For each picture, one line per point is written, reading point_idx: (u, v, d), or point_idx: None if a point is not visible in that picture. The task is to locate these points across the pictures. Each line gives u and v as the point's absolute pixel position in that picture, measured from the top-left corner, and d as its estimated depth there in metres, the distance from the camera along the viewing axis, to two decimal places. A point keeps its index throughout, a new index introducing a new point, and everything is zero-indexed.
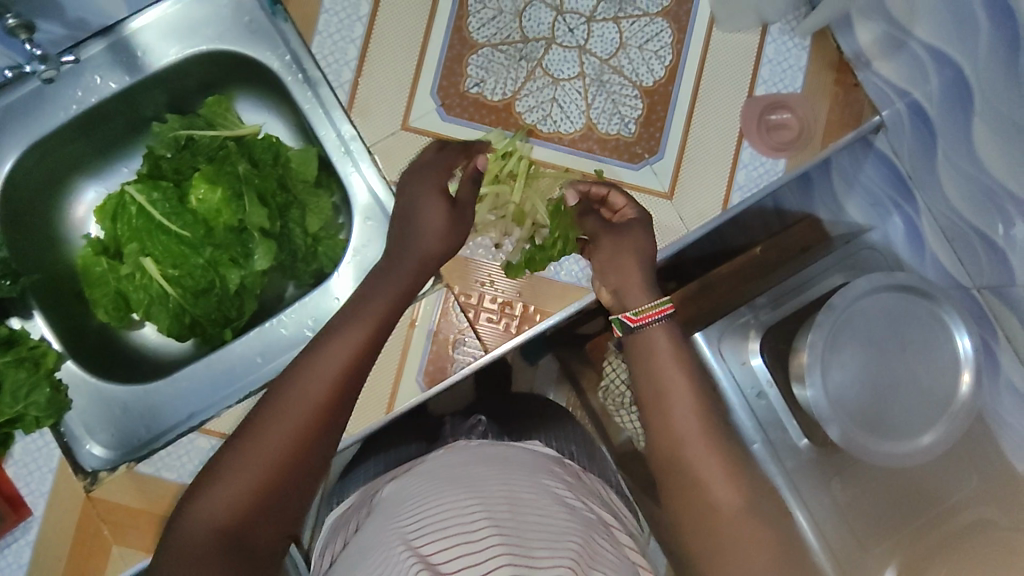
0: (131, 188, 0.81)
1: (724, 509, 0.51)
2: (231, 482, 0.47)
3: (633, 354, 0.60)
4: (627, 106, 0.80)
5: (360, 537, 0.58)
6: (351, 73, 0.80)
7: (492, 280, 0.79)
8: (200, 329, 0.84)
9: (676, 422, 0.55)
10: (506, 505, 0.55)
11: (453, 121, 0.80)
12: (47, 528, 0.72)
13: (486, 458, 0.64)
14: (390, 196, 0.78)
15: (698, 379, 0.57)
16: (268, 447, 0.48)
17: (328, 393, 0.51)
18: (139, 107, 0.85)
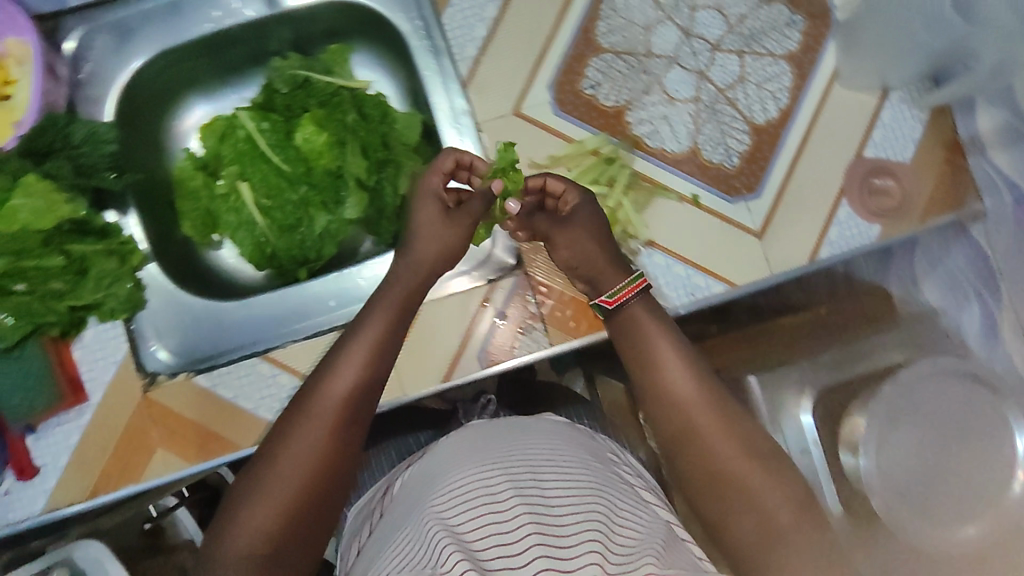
0: (243, 114, 0.84)
1: (759, 498, 0.57)
2: (266, 495, 0.56)
3: (643, 375, 0.66)
4: (734, 139, 0.80)
5: (392, 520, 0.65)
6: (474, 51, 0.80)
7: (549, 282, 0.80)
8: (278, 262, 0.87)
9: (700, 429, 0.61)
10: (529, 478, 0.62)
11: (563, 116, 0.79)
12: (100, 417, 0.75)
13: (508, 428, 0.69)
14: None
15: (713, 388, 0.63)
16: (293, 463, 0.57)
17: (338, 409, 0.60)
18: (265, 40, 0.88)
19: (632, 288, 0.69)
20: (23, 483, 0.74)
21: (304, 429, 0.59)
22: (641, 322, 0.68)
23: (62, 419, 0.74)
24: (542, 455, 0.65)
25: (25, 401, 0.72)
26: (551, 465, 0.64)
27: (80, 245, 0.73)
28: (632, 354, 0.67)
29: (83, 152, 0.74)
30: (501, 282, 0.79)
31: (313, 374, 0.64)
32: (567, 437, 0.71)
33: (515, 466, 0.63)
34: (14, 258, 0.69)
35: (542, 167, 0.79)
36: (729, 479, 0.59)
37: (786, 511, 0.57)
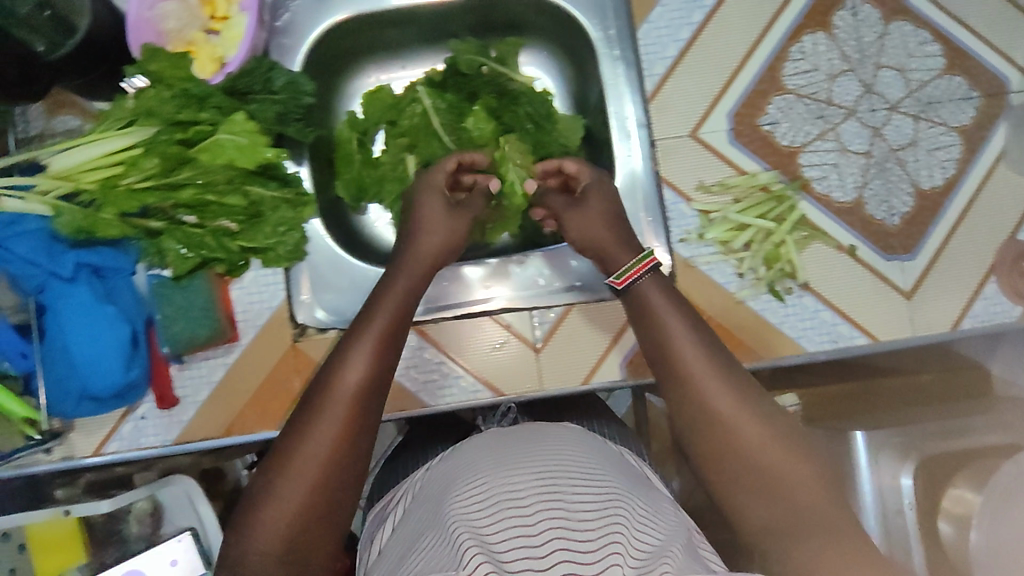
0: (421, 88, 0.88)
1: (796, 487, 0.56)
2: (275, 502, 0.57)
3: (665, 365, 0.65)
4: (898, 200, 0.82)
5: (416, 521, 0.67)
6: (662, 69, 0.81)
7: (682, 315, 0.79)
8: None
9: (729, 420, 0.60)
10: (551, 482, 0.62)
11: (738, 147, 0.80)
12: (245, 357, 0.76)
13: (524, 438, 0.70)
14: (655, 190, 0.80)
15: (734, 377, 0.62)
16: (302, 463, 0.58)
17: (349, 404, 0.61)
18: (449, 22, 0.91)
19: (640, 267, 0.71)
20: (160, 410, 0.75)
21: (315, 428, 0.60)
22: (653, 305, 0.69)
23: (210, 354, 0.75)
24: (563, 464, 0.64)
25: (184, 329, 0.73)
26: (578, 475, 0.64)
27: (262, 190, 0.73)
28: (659, 355, 0.66)
29: (278, 98, 0.74)
30: None
31: (321, 367, 0.65)
32: (587, 447, 0.72)
33: (542, 472, 0.63)
34: (202, 188, 0.71)
35: (711, 193, 0.79)
36: (755, 467, 0.57)
37: (815, 497, 0.56)
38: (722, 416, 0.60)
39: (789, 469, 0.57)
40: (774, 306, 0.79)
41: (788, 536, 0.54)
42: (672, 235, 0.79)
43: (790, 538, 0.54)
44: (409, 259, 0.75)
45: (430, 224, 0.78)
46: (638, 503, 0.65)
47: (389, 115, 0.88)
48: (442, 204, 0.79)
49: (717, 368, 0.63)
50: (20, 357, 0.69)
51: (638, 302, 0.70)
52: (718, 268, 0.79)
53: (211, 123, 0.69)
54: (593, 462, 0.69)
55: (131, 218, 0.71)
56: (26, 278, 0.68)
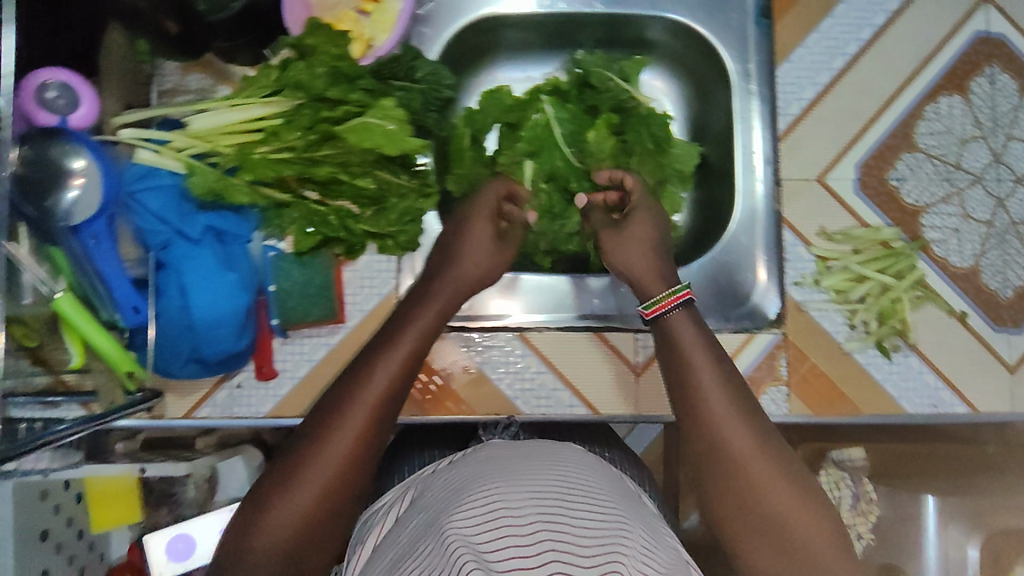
0: (545, 97, 0.87)
1: (801, 532, 0.56)
2: (281, 501, 0.55)
3: (682, 399, 0.62)
4: (1015, 273, 0.81)
5: (415, 528, 0.64)
6: (798, 110, 0.81)
7: (784, 362, 0.77)
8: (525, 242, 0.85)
9: (744, 462, 0.57)
10: (556, 500, 0.58)
11: (863, 199, 0.80)
12: (347, 341, 0.75)
13: (532, 454, 0.66)
14: (776, 228, 0.79)
15: (756, 421, 0.60)
16: (315, 465, 0.56)
17: (370, 415, 0.59)
18: (577, 33, 0.91)
19: (672, 298, 0.70)
20: (258, 382, 0.74)
21: (330, 433, 0.57)
22: (678, 340, 0.67)
23: (312, 333, 0.74)
24: (572, 483, 0.61)
25: (298, 305, 0.74)
26: (583, 496, 0.60)
27: (393, 176, 0.73)
28: (678, 381, 0.64)
29: (420, 87, 0.73)
30: (757, 335, 0.78)
31: (346, 373, 0.63)
32: (594, 468, 0.68)
33: (547, 490, 0.60)
34: (338, 167, 0.71)
35: (833, 240, 0.79)
36: (761, 507, 0.56)
37: (817, 542, 0.56)
38: (730, 458, 0.58)
39: (788, 507, 0.56)
40: (880, 361, 0.78)
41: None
42: (787, 276, 0.79)
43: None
44: (449, 274, 0.73)
45: (475, 249, 0.75)
46: (645, 535, 0.60)
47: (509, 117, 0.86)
48: (490, 232, 0.76)
49: (736, 402, 0.61)
50: (130, 313, 0.67)
51: (670, 339, 0.67)
52: (829, 315, 0.78)
53: (358, 104, 0.69)
54: (600, 482, 0.66)
55: (261, 186, 0.70)
56: (153, 232, 0.67)
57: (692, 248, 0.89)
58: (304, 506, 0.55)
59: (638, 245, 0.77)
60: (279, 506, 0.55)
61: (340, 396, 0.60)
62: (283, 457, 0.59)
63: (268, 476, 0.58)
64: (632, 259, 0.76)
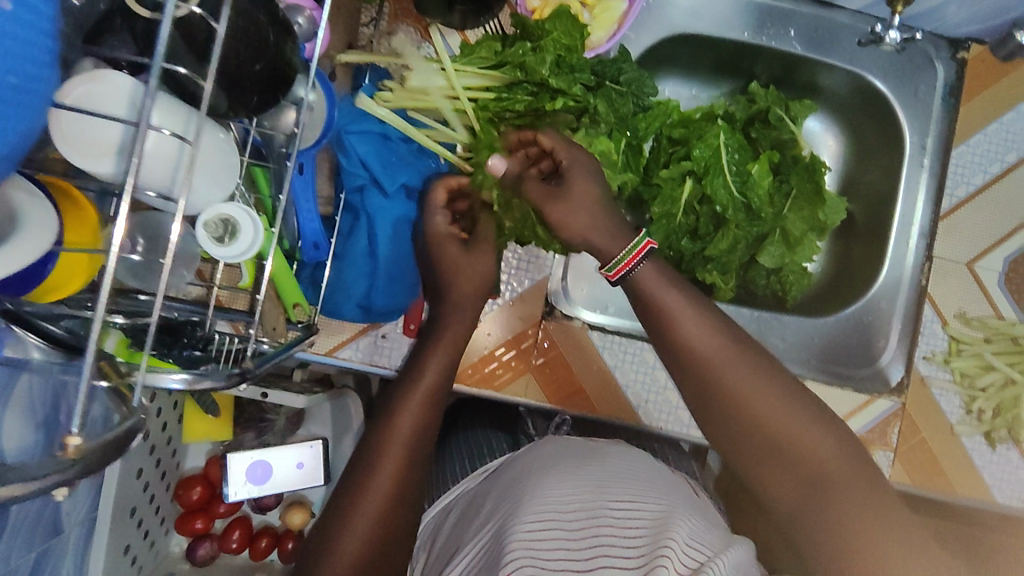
0: (720, 122, 0.87)
1: (817, 453, 0.60)
2: (345, 531, 0.59)
3: (673, 357, 0.65)
4: None
5: (483, 513, 0.72)
6: (965, 193, 0.84)
7: (887, 434, 0.80)
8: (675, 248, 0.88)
9: (768, 412, 0.61)
10: (594, 503, 0.67)
11: (1004, 292, 0.84)
12: (495, 317, 0.78)
13: (579, 455, 0.76)
14: (915, 307, 0.83)
15: (741, 346, 0.64)
16: (360, 507, 0.60)
17: (403, 458, 0.63)
18: (753, 64, 0.89)
19: (634, 254, 0.66)
20: (402, 336, 0.75)
21: (368, 473, 0.62)
22: (668, 301, 0.65)
23: None
24: (614, 484, 0.70)
25: None
26: (611, 492, 0.69)
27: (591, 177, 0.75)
28: (697, 387, 0.64)
29: (631, 93, 0.75)
30: (874, 399, 0.81)
31: (380, 406, 0.67)
32: (630, 465, 0.77)
33: (585, 493, 0.68)
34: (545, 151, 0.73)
35: (970, 324, 0.82)
36: (768, 429, 0.61)
37: (830, 451, 0.60)
38: (741, 410, 0.61)
39: (817, 446, 0.60)
40: (983, 449, 0.81)
41: (817, 508, 0.59)
42: (917, 349, 0.82)
43: (814, 485, 0.59)
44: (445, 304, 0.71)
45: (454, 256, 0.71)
46: (690, 518, 0.67)
47: (674, 132, 0.86)
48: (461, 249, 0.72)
49: (739, 371, 0.62)
50: (312, 248, 0.68)
51: (643, 298, 0.67)
52: (946, 394, 0.81)
53: (579, 96, 0.71)
54: (641, 474, 0.75)
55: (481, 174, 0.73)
56: (352, 175, 0.69)
57: (817, 299, 0.91)
58: (358, 547, 0.59)
59: (583, 210, 0.68)
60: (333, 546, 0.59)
61: (374, 439, 0.63)
62: (334, 501, 0.62)
63: (323, 525, 0.61)
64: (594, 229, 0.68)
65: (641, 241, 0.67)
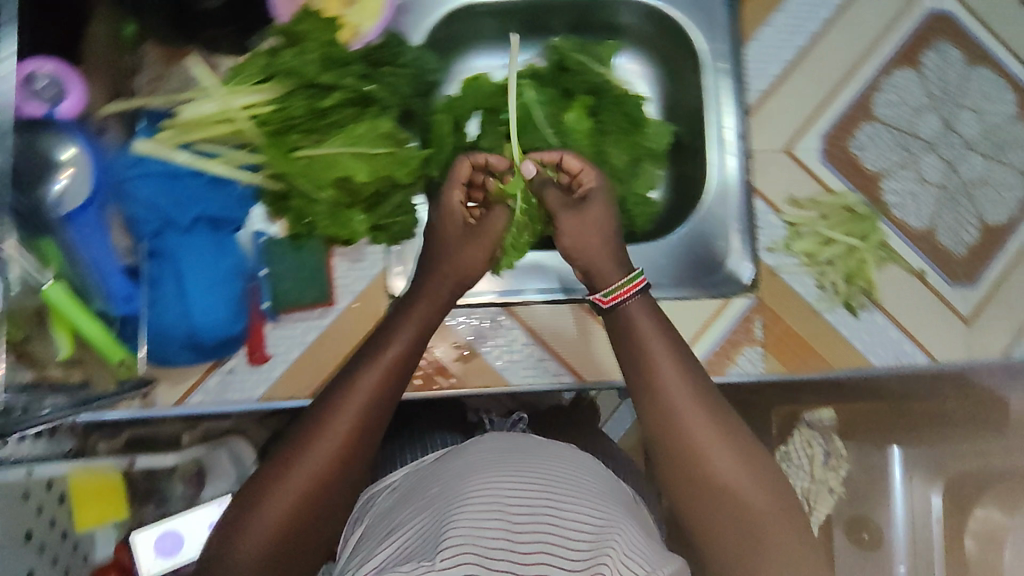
0: (524, 80, 0.89)
1: (755, 508, 0.62)
2: (270, 505, 0.58)
3: (637, 384, 0.70)
4: (966, 232, 0.87)
5: (426, 493, 0.68)
6: (765, 85, 0.86)
7: (751, 329, 0.82)
8: None
9: (716, 458, 0.64)
10: (543, 494, 0.64)
11: (827, 166, 0.85)
12: (341, 321, 0.76)
13: (528, 449, 0.73)
14: (746, 209, 0.85)
15: (708, 397, 0.67)
16: (290, 481, 0.59)
17: (348, 432, 0.62)
18: (551, 19, 0.93)
19: (630, 287, 0.74)
20: (249, 366, 0.74)
21: (305, 449, 0.61)
22: (642, 330, 0.72)
23: (305, 316, 0.75)
24: (562, 478, 0.68)
25: (292, 288, 0.75)
26: (567, 487, 0.68)
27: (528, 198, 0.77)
28: (654, 413, 0.68)
29: (408, 73, 0.75)
30: (731, 299, 0.83)
31: (326, 392, 0.66)
32: (582, 468, 0.74)
33: (534, 485, 0.65)
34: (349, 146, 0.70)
35: (800, 206, 0.84)
36: (712, 467, 0.64)
37: (764, 508, 0.62)
38: (694, 436, 0.65)
39: (754, 500, 0.63)
40: (847, 318, 0.83)
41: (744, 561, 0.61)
42: (759, 243, 0.84)
43: (739, 535, 0.62)
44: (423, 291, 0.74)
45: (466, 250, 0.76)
46: (632, 530, 0.66)
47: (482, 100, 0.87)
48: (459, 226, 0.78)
49: (706, 413, 0.66)
50: (123, 301, 0.68)
51: (625, 329, 0.73)
52: (798, 278, 0.83)
53: (356, 88, 0.72)
54: (590, 479, 0.72)
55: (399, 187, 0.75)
56: (144, 222, 0.67)
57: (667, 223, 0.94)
58: (280, 519, 0.58)
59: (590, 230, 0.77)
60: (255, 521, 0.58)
61: (319, 415, 0.63)
62: (264, 473, 0.61)
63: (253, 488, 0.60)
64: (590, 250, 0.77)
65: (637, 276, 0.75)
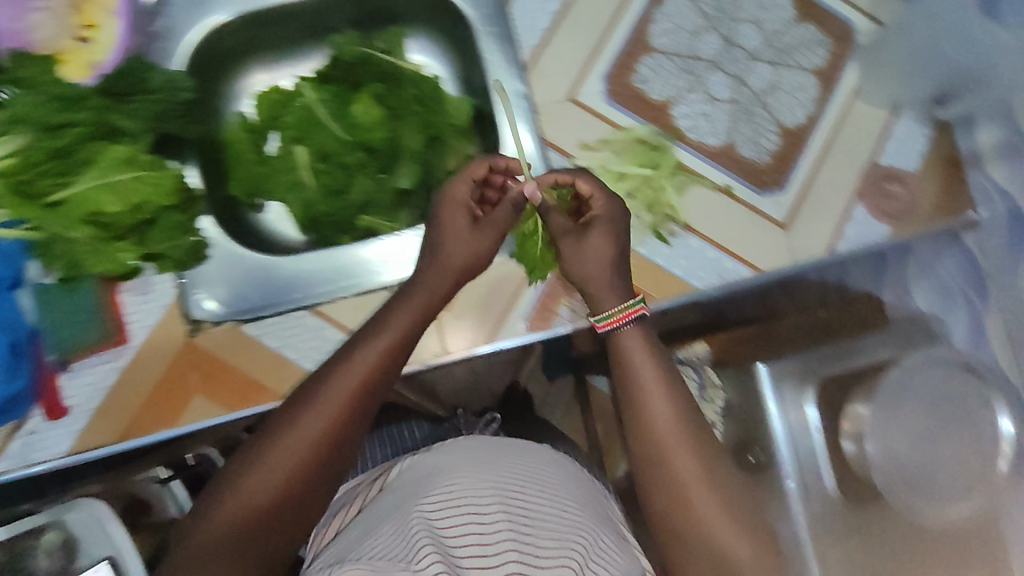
0: (302, 83, 0.87)
1: (721, 541, 0.60)
2: (260, 473, 0.57)
3: (619, 371, 0.67)
4: (767, 139, 0.86)
5: (402, 493, 0.72)
6: (536, 40, 0.85)
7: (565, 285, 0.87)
8: (319, 227, 0.88)
9: (687, 484, 0.61)
10: (513, 502, 0.69)
11: (613, 106, 0.85)
12: (139, 358, 0.75)
13: (505, 445, 0.80)
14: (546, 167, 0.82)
15: (692, 420, 0.64)
16: (272, 465, 0.57)
17: (335, 414, 0.60)
18: (326, 18, 0.89)
19: (625, 315, 0.68)
20: (50, 423, 0.73)
21: (277, 449, 0.58)
22: (641, 374, 0.66)
23: (99, 359, 0.74)
24: (537, 476, 0.74)
25: (72, 334, 0.73)
26: (536, 491, 0.73)
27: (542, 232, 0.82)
28: (631, 416, 0.65)
29: (156, 97, 0.73)
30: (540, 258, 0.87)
31: (337, 353, 0.64)
32: (547, 461, 0.80)
33: (508, 484, 0.70)
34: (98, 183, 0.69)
35: (593, 149, 0.84)
36: (680, 490, 0.61)
37: (738, 539, 0.61)
38: (661, 453, 0.62)
39: (729, 532, 0.61)
40: (661, 248, 0.83)
41: None
42: None
43: (708, 561, 0.61)
44: (429, 269, 0.71)
45: (461, 246, 0.71)
46: (603, 537, 0.70)
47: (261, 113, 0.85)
48: (467, 222, 0.72)
49: (694, 446, 0.63)
50: None
51: (614, 343, 0.69)
52: None
53: (91, 122, 0.70)
54: (561, 480, 0.76)
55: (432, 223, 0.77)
56: None
57: None
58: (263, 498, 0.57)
59: (591, 259, 0.72)
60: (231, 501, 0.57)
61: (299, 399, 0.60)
62: (261, 439, 0.60)
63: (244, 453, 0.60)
64: (611, 277, 0.72)
65: (636, 305, 0.69)
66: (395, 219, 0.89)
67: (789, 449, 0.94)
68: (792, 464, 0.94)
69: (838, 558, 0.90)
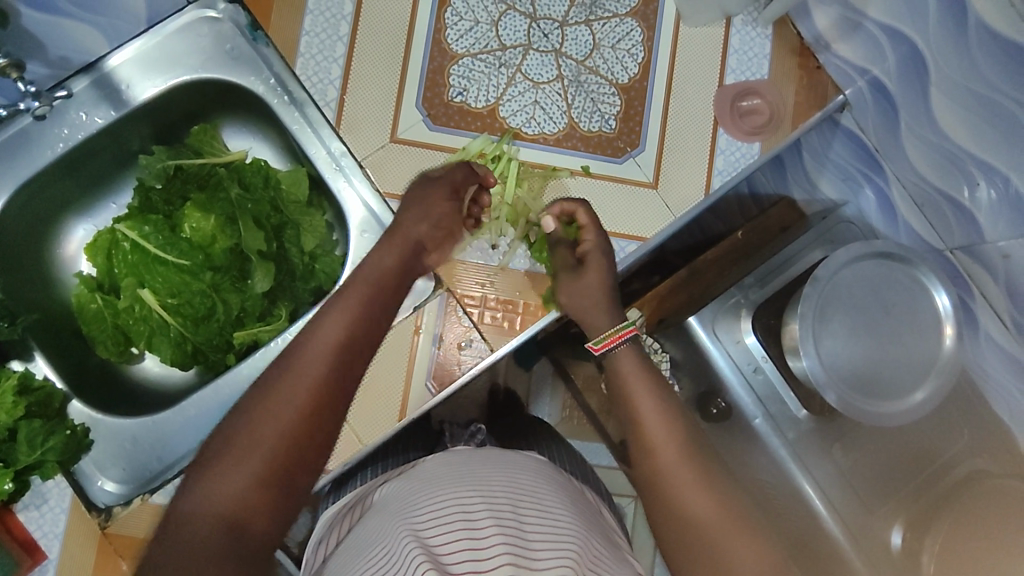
0: (121, 225, 0.80)
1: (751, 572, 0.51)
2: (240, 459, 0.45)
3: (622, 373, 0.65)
4: (606, 104, 0.81)
5: (364, 537, 0.58)
6: (336, 91, 0.78)
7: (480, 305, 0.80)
8: (203, 356, 0.83)
9: (696, 505, 0.55)
10: (509, 505, 0.56)
11: (440, 130, 0.79)
12: (64, 569, 0.71)
13: (485, 458, 0.64)
14: (386, 209, 0.79)
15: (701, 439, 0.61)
16: (270, 434, 0.46)
17: (313, 385, 0.48)
18: (125, 141, 0.82)
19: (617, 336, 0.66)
20: None
21: (265, 421, 0.47)
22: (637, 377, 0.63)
23: None
24: (525, 479, 0.60)
25: None
26: (534, 495, 0.59)
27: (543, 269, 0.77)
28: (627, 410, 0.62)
29: None
30: (427, 305, 0.79)
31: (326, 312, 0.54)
32: (541, 474, 0.64)
33: (500, 494, 0.57)
34: None
35: None
36: (687, 504, 0.55)
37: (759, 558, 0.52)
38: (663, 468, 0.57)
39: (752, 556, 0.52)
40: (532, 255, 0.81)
41: None
42: None
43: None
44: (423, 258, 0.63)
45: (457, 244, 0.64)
46: (597, 544, 0.57)
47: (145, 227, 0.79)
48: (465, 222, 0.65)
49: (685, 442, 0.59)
50: None
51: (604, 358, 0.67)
52: (474, 249, 0.80)
53: None
54: (556, 491, 0.63)
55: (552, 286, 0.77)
56: None
57: None
58: (246, 486, 0.45)
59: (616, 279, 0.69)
60: (203, 500, 0.44)
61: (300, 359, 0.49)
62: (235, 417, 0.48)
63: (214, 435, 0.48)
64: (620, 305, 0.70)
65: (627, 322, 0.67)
66: (275, 317, 0.84)
67: (745, 389, 0.97)
68: (754, 401, 0.97)
69: (823, 470, 0.93)
